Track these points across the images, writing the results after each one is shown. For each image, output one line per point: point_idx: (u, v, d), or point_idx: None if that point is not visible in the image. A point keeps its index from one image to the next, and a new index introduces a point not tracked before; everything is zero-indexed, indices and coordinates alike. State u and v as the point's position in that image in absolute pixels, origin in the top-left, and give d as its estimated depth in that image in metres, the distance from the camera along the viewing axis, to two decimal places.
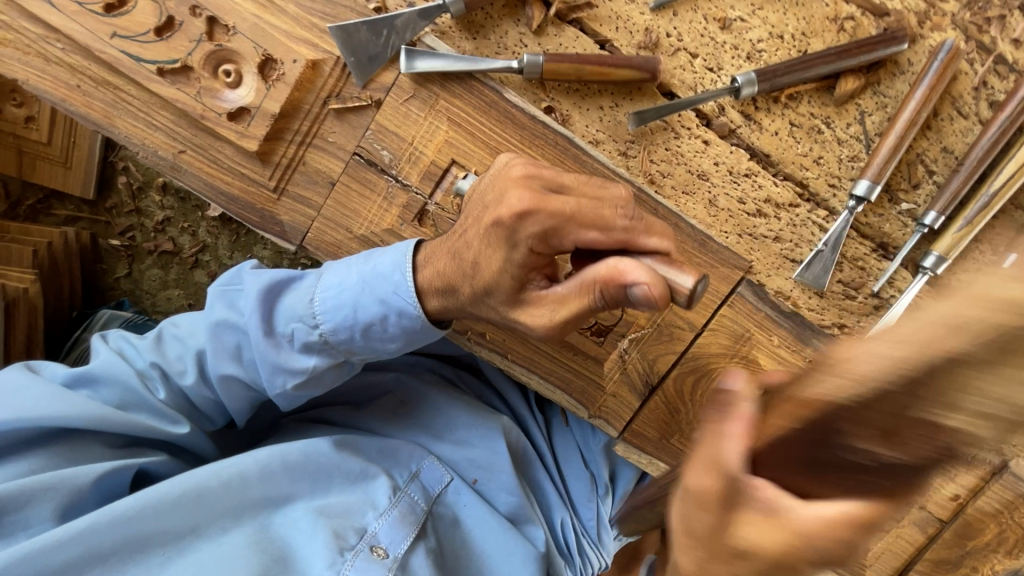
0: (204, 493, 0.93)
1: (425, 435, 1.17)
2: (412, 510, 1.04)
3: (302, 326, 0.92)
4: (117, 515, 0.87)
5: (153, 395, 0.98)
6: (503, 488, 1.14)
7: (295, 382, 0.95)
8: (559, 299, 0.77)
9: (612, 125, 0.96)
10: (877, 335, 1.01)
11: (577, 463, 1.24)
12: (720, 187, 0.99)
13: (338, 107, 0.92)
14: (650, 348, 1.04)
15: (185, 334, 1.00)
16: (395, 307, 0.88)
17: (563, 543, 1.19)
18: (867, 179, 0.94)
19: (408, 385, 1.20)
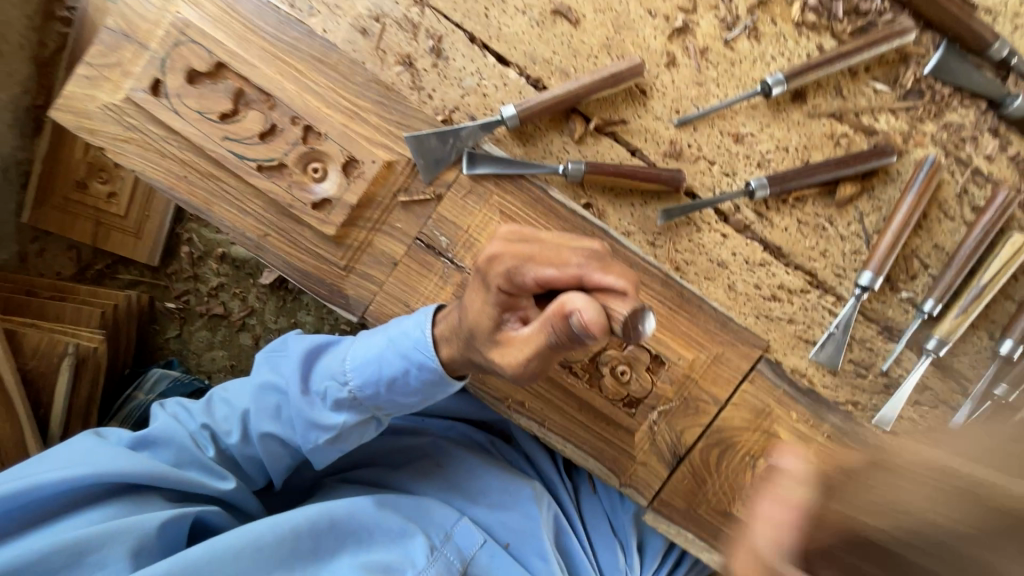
0: (262, 546, 1.00)
1: (459, 498, 1.23)
2: (447, 570, 1.10)
3: (333, 385, 1.01)
4: (185, 564, 0.94)
5: (202, 454, 1.06)
6: (534, 552, 1.19)
7: (325, 437, 1.04)
8: (523, 338, 0.85)
9: (641, 219, 1.10)
10: (888, 414, 1.11)
11: (605, 531, 1.27)
12: (738, 274, 1.11)
13: (406, 199, 1.07)
14: (678, 420, 1.11)
15: (231, 396, 1.09)
16: (419, 363, 0.97)
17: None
18: (869, 270, 1.06)
19: (443, 449, 1.27)
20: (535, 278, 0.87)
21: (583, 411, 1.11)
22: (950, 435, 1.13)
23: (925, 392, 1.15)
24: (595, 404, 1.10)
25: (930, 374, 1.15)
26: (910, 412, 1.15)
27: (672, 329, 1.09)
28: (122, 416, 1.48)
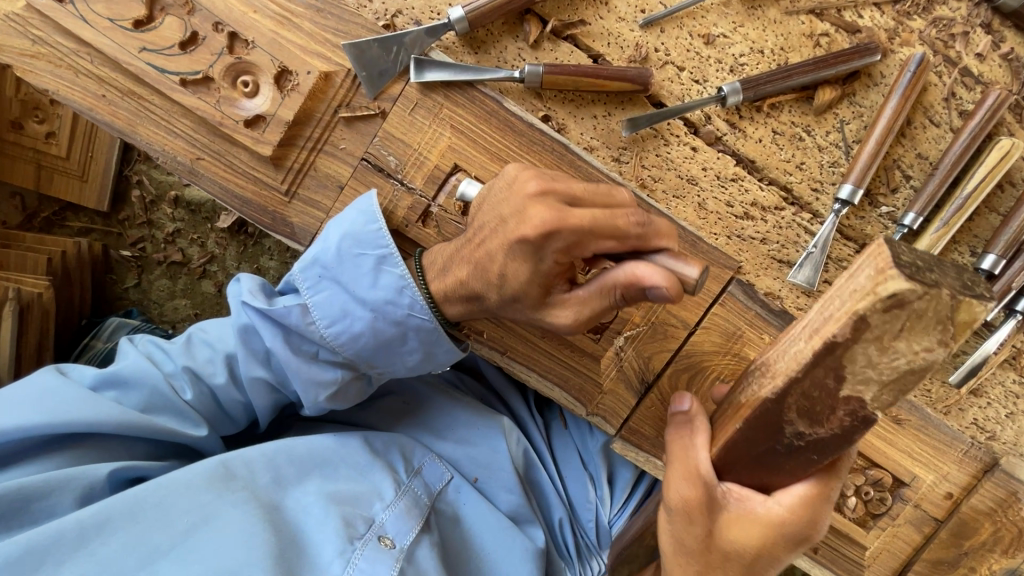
0: (216, 477, 0.96)
1: (426, 435, 1.20)
2: (416, 503, 1.08)
3: (323, 347, 0.96)
4: (129, 497, 0.91)
5: (180, 397, 0.99)
6: (501, 486, 1.18)
7: (323, 394, 0.98)
8: (580, 300, 0.81)
9: (605, 133, 1.02)
10: None
11: (576, 465, 1.26)
12: (709, 191, 1.04)
13: (348, 115, 0.98)
14: (645, 346, 1.07)
15: (214, 338, 1.04)
16: (405, 310, 0.92)
17: (561, 542, 1.23)
18: (850, 183, 0.99)
19: (408, 386, 1.24)
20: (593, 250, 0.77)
21: (546, 340, 1.07)
22: None
23: None
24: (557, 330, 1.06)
25: None
26: None
27: None
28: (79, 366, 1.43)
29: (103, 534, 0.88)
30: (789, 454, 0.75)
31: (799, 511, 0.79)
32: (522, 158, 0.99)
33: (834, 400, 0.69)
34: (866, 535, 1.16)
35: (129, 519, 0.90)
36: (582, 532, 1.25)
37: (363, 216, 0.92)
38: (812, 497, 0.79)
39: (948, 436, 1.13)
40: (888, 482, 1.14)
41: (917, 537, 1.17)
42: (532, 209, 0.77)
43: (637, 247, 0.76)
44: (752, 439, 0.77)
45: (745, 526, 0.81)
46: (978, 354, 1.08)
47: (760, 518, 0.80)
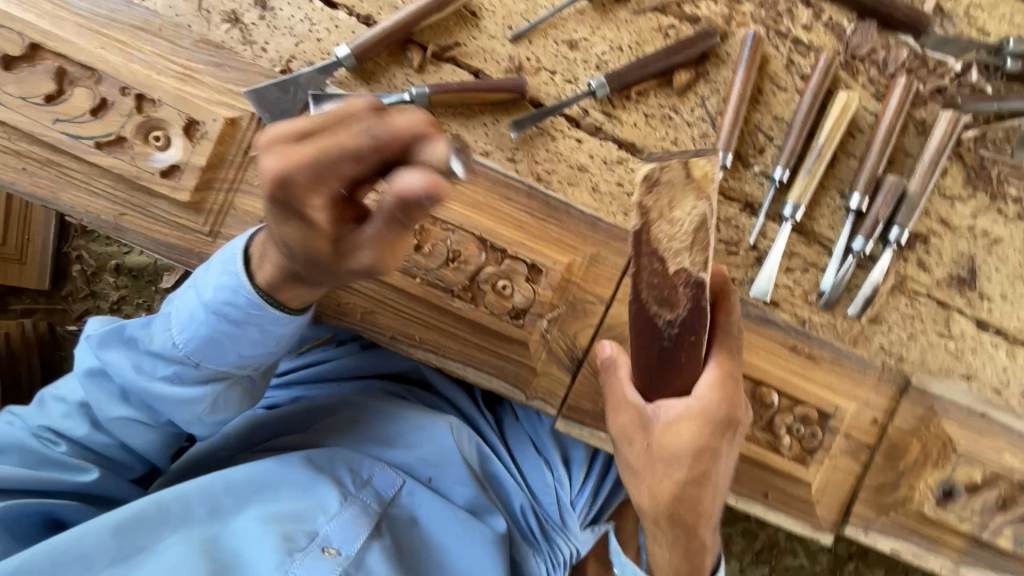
0: (146, 515, 0.99)
1: (375, 446, 1.20)
2: (365, 511, 1.09)
3: (183, 366, 1.01)
4: (48, 547, 0.94)
5: (52, 449, 1.05)
6: (455, 482, 1.21)
7: (198, 410, 1.04)
8: (371, 238, 0.81)
9: (497, 137, 1.13)
10: (764, 284, 1.18)
11: (530, 452, 1.31)
12: (599, 175, 1.15)
13: (257, 154, 1.06)
14: (568, 325, 1.14)
15: (130, 394, 1.05)
16: (244, 307, 0.95)
17: (526, 527, 1.27)
18: (720, 148, 1.12)
19: (356, 403, 1.26)
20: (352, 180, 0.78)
21: (472, 332, 1.13)
22: (824, 293, 1.21)
23: (794, 258, 1.21)
24: (483, 322, 1.11)
25: (796, 241, 1.22)
26: (784, 280, 1.22)
27: (545, 237, 1.12)
28: None
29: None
30: (676, 347, 0.94)
31: (716, 392, 0.96)
32: None
33: (669, 280, 0.90)
34: (807, 471, 1.22)
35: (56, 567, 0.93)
36: (546, 517, 1.28)
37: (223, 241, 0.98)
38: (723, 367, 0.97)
39: (859, 364, 1.22)
40: (815, 417, 1.20)
41: (856, 467, 1.24)
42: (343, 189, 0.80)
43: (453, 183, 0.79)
44: (643, 343, 0.96)
45: (684, 431, 0.96)
46: (868, 285, 1.20)
47: (690, 416, 0.96)
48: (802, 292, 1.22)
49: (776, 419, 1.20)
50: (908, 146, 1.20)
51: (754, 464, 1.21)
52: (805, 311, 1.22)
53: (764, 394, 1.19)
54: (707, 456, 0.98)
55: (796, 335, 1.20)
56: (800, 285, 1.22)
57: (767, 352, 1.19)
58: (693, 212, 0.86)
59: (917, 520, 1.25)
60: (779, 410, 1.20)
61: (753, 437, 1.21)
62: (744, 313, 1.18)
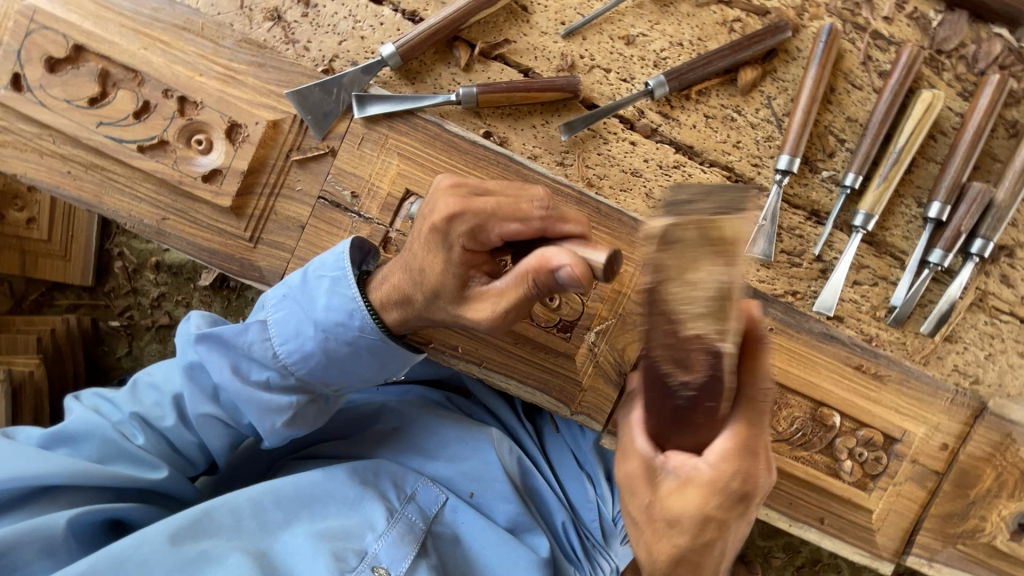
0: (207, 529, 0.99)
1: (416, 459, 1.20)
2: (410, 530, 1.08)
3: (272, 372, 0.98)
4: (113, 556, 0.93)
5: (131, 443, 1.02)
6: (498, 498, 1.19)
7: (277, 421, 1.00)
8: (498, 293, 0.84)
9: (546, 140, 1.07)
10: (828, 298, 1.11)
11: (571, 465, 1.29)
12: (654, 180, 1.08)
13: (300, 157, 1.03)
14: (617, 338, 1.08)
15: (160, 380, 1.07)
16: (357, 330, 0.95)
17: (568, 546, 1.24)
18: (787, 153, 1.04)
19: (396, 411, 1.25)
20: (500, 233, 0.85)
21: (517, 345, 1.09)
22: (894, 309, 1.12)
23: (862, 270, 1.13)
24: (529, 334, 1.08)
25: (865, 252, 1.13)
26: (851, 294, 1.13)
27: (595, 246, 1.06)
28: None
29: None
30: (694, 408, 0.73)
31: (731, 463, 0.73)
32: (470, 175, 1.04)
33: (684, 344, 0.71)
34: (868, 497, 1.15)
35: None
36: (587, 534, 1.26)
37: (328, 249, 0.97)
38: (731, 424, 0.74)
39: (930, 386, 1.13)
40: (879, 440, 1.13)
41: (922, 494, 1.16)
42: (441, 199, 0.86)
43: (544, 229, 0.84)
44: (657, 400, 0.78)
45: (689, 495, 0.75)
46: (945, 302, 1.11)
47: (698, 482, 0.74)
48: (869, 307, 1.14)
49: (837, 441, 1.12)
50: (996, 150, 1.10)
51: (811, 489, 1.14)
52: (872, 328, 1.14)
53: (826, 415, 1.11)
54: (716, 526, 0.75)
55: (863, 353, 1.11)
56: (868, 300, 1.13)
57: (829, 369, 1.11)
58: (711, 278, 0.69)
59: (988, 553, 1.16)
60: (841, 432, 1.12)
61: (811, 459, 1.13)
62: (806, 328, 1.10)
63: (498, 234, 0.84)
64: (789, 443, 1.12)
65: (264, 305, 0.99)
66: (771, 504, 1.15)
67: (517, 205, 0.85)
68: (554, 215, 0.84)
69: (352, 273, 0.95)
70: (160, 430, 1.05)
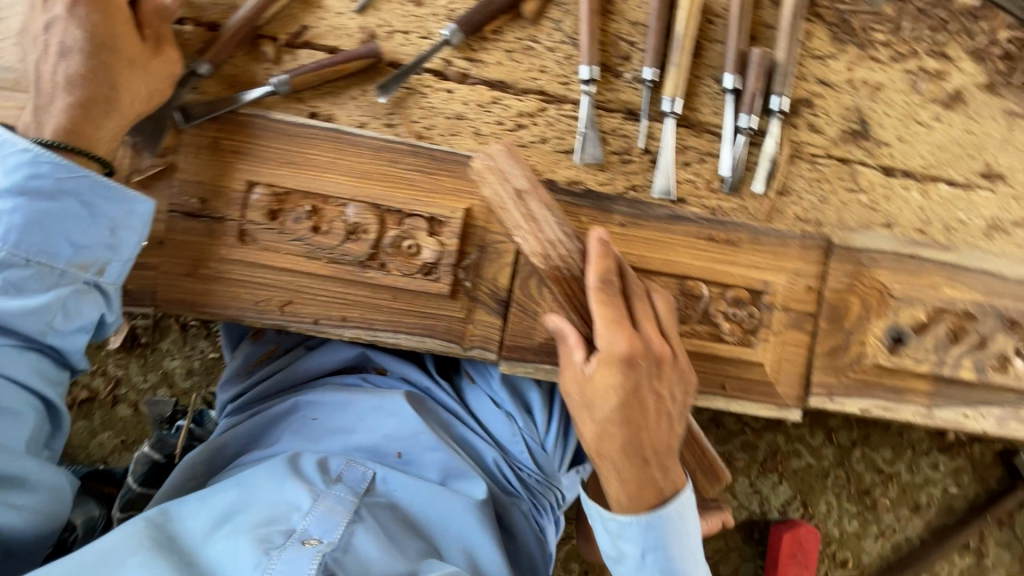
0: (126, 544, 0.93)
1: (339, 439, 1.24)
2: (340, 503, 1.06)
3: (22, 267, 0.94)
4: None
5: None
6: (426, 451, 1.22)
7: (49, 319, 0.98)
8: None
9: (369, 108, 1.15)
10: (665, 184, 1.21)
11: (491, 407, 1.32)
12: (478, 118, 1.17)
13: (142, 178, 1.09)
14: (485, 268, 1.16)
15: None
16: (51, 178, 0.95)
17: (504, 479, 1.30)
18: (586, 64, 1.16)
19: (313, 402, 1.28)
20: None
21: (393, 299, 1.14)
22: (726, 178, 1.23)
23: (689, 151, 1.23)
24: (401, 285, 1.13)
25: (687, 135, 1.23)
26: (685, 174, 1.23)
27: (439, 189, 1.14)
28: None
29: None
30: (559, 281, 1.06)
31: (622, 341, 1.03)
32: (306, 154, 1.11)
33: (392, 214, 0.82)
34: (756, 352, 1.23)
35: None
36: (520, 466, 1.31)
37: None
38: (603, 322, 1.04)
39: (778, 238, 1.23)
40: (746, 295, 1.21)
41: (803, 337, 1.25)
42: None
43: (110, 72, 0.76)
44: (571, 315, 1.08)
45: (610, 380, 1.02)
46: (765, 160, 1.22)
47: (612, 366, 1.02)
48: (705, 183, 1.24)
49: (711, 307, 1.21)
50: (767, 19, 1.24)
51: (703, 358, 1.22)
52: (714, 201, 1.24)
53: (693, 287, 1.20)
54: (641, 394, 1.04)
55: (710, 224, 1.21)
56: (702, 176, 1.24)
57: (684, 246, 1.20)
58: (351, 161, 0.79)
59: (878, 373, 1.26)
60: (712, 298, 1.21)
61: (695, 331, 1.21)
62: (653, 216, 1.20)
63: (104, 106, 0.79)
64: None
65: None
66: None
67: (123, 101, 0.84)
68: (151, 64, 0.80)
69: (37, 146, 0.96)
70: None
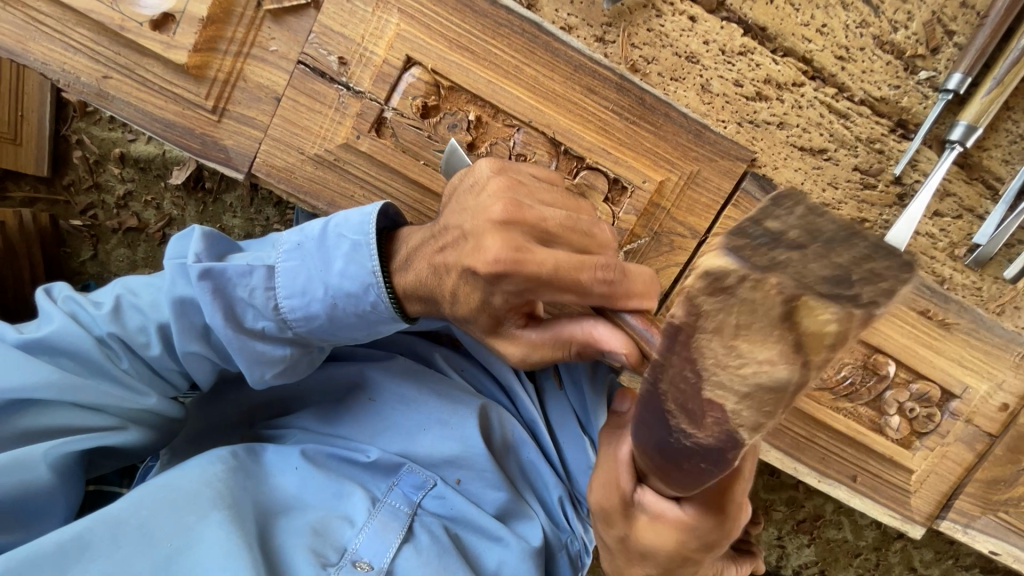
0: (206, 496, 0.85)
1: (396, 442, 1.01)
2: (395, 517, 0.94)
3: (270, 323, 0.85)
4: (109, 517, 0.82)
5: (116, 366, 0.88)
6: (487, 483, 1.00)
7: (271, 370, 0.89)
8: (531, 344, 0.77)
9: (585, 7, 0.86)
10: (903, 232, 0.89)
11: (574, 430, 1.09)
12: (713, 69, 0.88)
13: (275, 8, 0.83)
14: (651, 262, 0.92)
15: (146, 305, 0.88)
16: (369, 305, 0.83)
17: (562, 522, 1.08)
18: (959, 69, 0.85)
19: (374, 378, 1.04)
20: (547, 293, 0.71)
21: None
22: (976, 248, 0.94)
23: (946, 198, 0.95)
24: None
25: (953, 176, 0.95)
26: (927, 226, 0.96)
27: (634, 146, 0.87)
28: None
29: (87, 556, 0.79)
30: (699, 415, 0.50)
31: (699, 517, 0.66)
32: (486, 45, 0.83)
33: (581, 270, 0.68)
34: (911, 457, 1.01)
35: (115, 546, 0.80)
36: (584, 500, 1.10)
37: (353, 211, 0.83)
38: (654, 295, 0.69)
39: (1005, 339, 0.96)
40: (936, 395, 0.98)
41: (968, 457, 1.01)
42: (488, 237, 0.70)
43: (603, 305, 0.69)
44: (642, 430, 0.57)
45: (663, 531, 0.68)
46: None
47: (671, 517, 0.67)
48: (946, 245, 0.96)
49: (887, 394, 0.99)
50: None
51: (848, 444, 1.01)
52: (946, 269, 0.97)
53: (879, 363, 0.98)
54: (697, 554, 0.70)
55: (931, 296, 0.95)
56: (947, 236, 0.96)
57: (891, 314, 0.96)
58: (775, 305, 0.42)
59: None
60: (892, 384, 0.99)
61: (853, 412, 1.01)
62: None
63: (549, 301, 0.71)
64: (832, 392, 0.99)
65: (277, 247, 0.85)
66: (798, 455, 1.02)
67: (482, 246, 0.69)
68: (619, 288, 0.68)
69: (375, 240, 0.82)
70: (147, 359, 0.89)
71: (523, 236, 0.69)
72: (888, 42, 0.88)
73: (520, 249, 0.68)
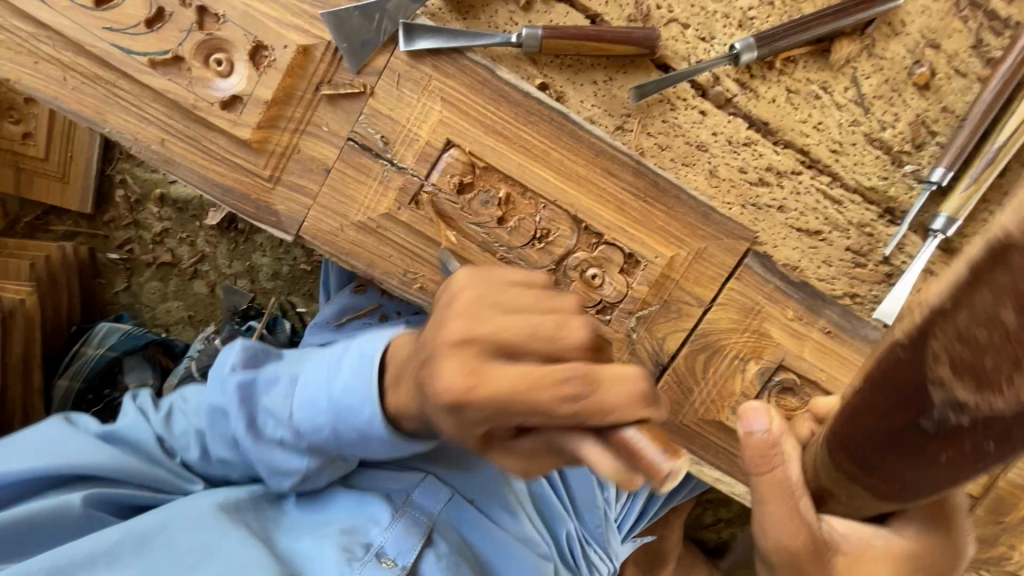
0: (218, 510, 0.92)
1: (419, 459, 1.07)
2: (416, 522, 0.98)
3: (285, 432, 0.90)
4: (142, 525, 0.90)
5: (167, 460, 1.00)
6: (501, 506, 1.06)
7: (292, 480, 0.95)
8: (490, 390, 0.71)
9: (607, 100, 0.96)
10: (891, 307, 0.99)
11: (581, 468, 1.16)
12: (721, 157, 0.98)
13: (331, 93, 0.92)
14: (658, 326, 1.00)
15: (191, 410, 0.99)
16: (365, 422, 0.84)
17: (570, 559, 1.12)
18: (942, 165, 0.94)
19: None
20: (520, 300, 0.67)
21: None
22: None
23: (930, 278, 1.04)
24: None
25: (936, 258, 1.04)
26: None
27: (648, 224, 0.96)
28: (69, 374, 1.40)
29: (122, 558, 0.87)
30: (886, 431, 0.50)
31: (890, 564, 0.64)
32: (519, 131, 0.93)
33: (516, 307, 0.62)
34: None
35: (146, 550, 0.88)
36: (590, 540, 1.16)
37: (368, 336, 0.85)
38: (486, 290, 0.64)
39: None
40: None
41: None
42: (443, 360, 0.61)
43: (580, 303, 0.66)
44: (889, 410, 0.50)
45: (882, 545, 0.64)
46: None
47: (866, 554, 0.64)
48: None
49: None
50: None
51: None
52: None
53: None
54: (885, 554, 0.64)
55: None
56: None
57: None
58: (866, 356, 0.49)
59: None
60: None
61: None
62: (860, 335, 1.00)
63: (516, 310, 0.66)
64: None
65: (302, 364, 0.93)
66: None
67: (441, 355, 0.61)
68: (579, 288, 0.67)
69: (379, 359, 0.84)
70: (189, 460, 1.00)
71: (479, 356, 0.60)
72: (877, 139, 0.98)
73: (475, 369, 0.60)
